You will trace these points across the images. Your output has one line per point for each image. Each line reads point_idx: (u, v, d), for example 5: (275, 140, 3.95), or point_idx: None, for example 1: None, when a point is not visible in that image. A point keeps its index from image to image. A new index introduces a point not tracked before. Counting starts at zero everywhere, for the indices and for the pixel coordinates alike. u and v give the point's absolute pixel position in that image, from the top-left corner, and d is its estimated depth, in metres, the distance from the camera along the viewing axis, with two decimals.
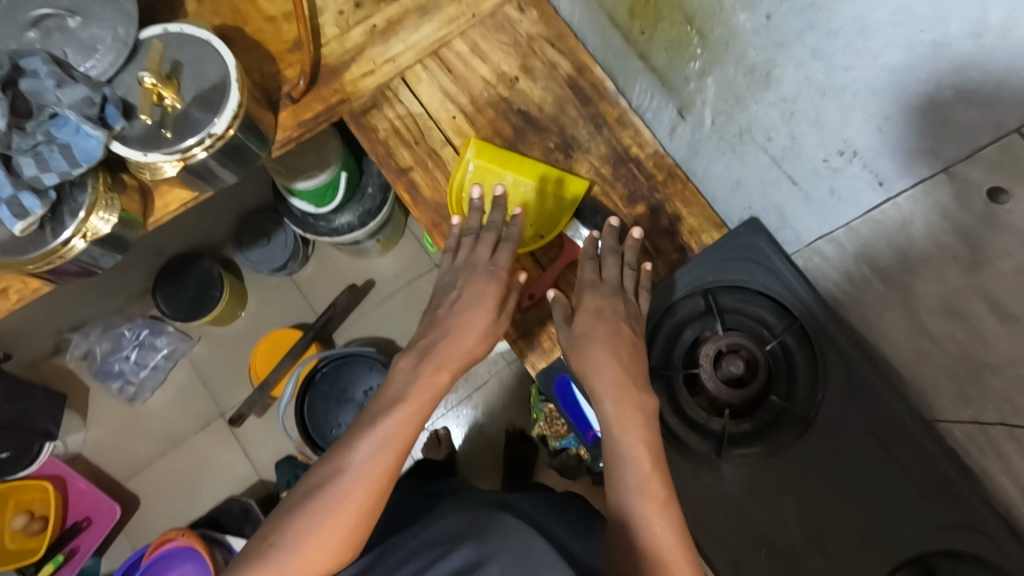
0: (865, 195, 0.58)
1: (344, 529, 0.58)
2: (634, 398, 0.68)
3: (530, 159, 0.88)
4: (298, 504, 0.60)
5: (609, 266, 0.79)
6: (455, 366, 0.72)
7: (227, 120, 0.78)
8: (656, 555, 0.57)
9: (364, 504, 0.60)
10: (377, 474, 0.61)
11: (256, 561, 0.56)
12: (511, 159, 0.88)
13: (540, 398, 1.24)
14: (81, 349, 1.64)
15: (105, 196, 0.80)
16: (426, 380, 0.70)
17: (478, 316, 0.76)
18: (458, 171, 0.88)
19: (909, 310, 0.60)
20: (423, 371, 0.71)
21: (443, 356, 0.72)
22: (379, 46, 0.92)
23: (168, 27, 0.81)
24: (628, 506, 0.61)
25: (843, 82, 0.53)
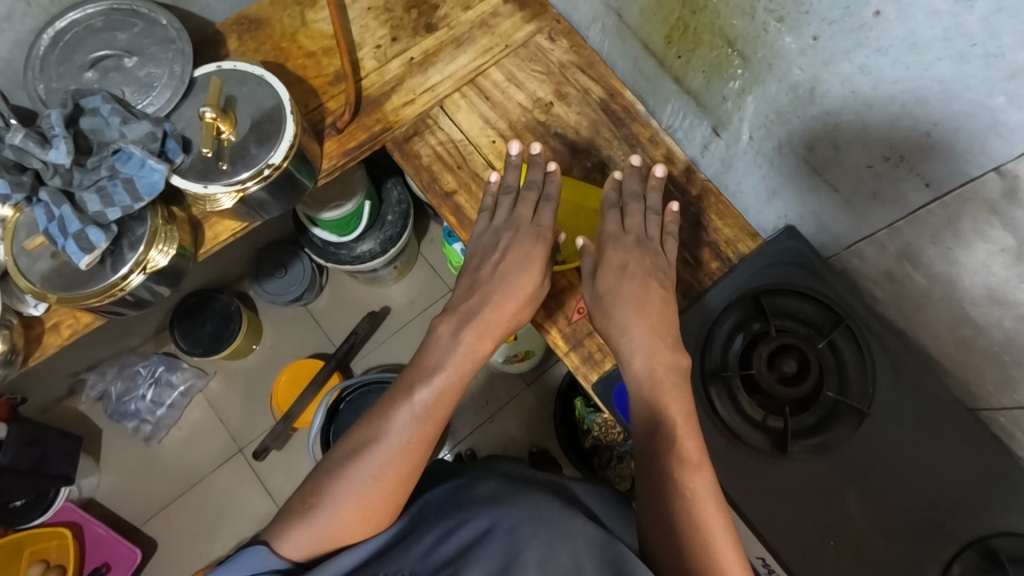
0: (911, 197, 0.63)
1: (381, 490, 0.66)
2: (666, 357, 0.72)
3: (568, 178, 0.92)
4: (342, 463, 0.68)
5: (636, 212, 0.83)
6: (496, 333, 0.78)
7: (283, 151, 0.81)
8: (688, 515, 0.62)
9: (397, 470, 0.67)
10: (408, 445, 0.69)
11: (301, 519, 0.64)
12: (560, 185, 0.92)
13: (590, 409, 1.25)
14: (96, 390, 1.62)
15: (164, 228, 0.81)
16: (468, 346, 0.76)
17: (524, 278, 0.80)
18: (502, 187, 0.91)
19: (952, 303, 0.67)
20: (466, 336, 0.77)
21: (484, 321, 0.78)
22: (418, 77, 0.96)
23: (223, 65, 0.84)
24: (666, 470, 0.65)
25: (891, 93, 0.58)
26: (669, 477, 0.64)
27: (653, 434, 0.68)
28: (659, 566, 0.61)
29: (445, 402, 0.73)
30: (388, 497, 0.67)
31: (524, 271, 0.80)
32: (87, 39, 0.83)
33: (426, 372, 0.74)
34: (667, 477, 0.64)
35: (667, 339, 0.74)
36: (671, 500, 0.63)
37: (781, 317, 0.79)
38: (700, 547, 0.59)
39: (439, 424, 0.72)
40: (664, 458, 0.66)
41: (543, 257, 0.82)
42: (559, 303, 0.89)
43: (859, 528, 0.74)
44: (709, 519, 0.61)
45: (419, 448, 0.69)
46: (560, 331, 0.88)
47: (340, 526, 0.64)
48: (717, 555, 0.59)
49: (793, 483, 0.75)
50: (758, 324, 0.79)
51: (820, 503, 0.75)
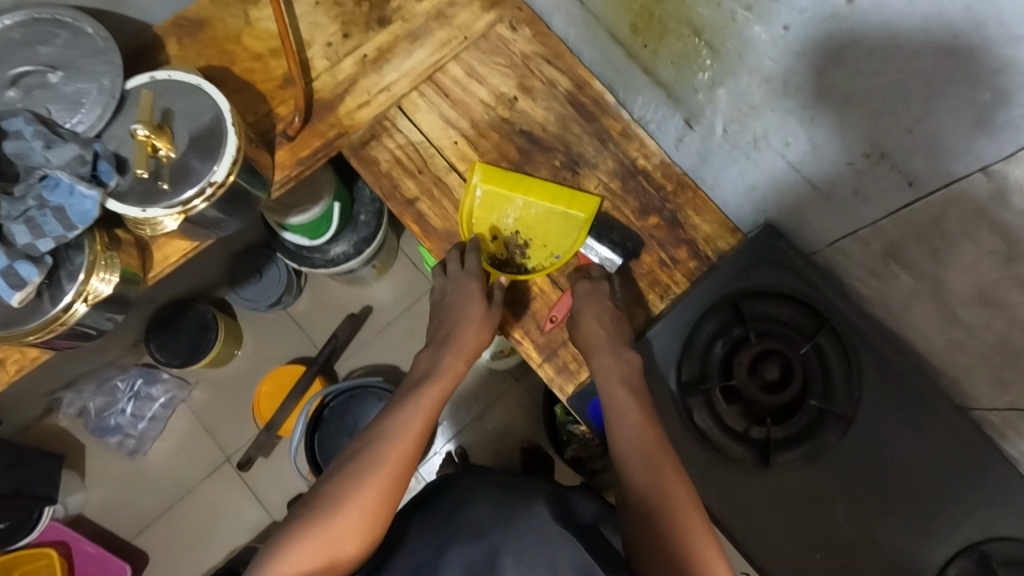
0: (893, 195, 0.58)
1: (384, 481, 0.65)
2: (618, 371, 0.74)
3: (539, 179, 0.87)
4: (340, 469, 0.66)
5: None
6: (471, 352, 0.82)
7: (226, 167, 0.75)
8: (651, 493, 0.64)
9: (393, 480, 0.66)
10: (403, 455, 0.68)
11: (303, 525, 0.60)
12: (521, 181, 0.87)
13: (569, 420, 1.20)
14: (75, 407, 1.58)
15: (104, 254, 0.76)
16: (448, 360, 0.80)
17: (473, 305, 0.82)
18: (466, 198, 0.87)
19: (940, 301, 0.63)
20: (444, 358, 0.80)
21: (457, 343, 0.81)
22: (372, 76, 0.90)
23: (155, 75, 0.78)
24: (630, 460, 0.68)
25: (868, 88, 0.52)
26: (658, 496, 0.64)
27: (639, 450, 0.68)
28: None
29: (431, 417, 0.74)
30: (387, 508, 0.64)
31: (470, 304, 0.82)
32: (7, 54, 0.77)
33: (409, 395, 0.76)
34: (656, 490, 0.64)
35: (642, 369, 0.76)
36: (635, 482, 0.66)
37: (762, 321, 0.75)
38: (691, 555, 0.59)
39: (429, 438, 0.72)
40: (652, 475, 0.66)
41: (489, 296, 0.84)
42: (530, 312, 0.85)
43: (848, 538, 0.71)
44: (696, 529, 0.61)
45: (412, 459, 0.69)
46: (534, 341, 0.84)
47: (339, 542, 0.60)
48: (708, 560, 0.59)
49: (778, 493, 0.72)
50: (739, 330, 0.75)
51: (808, 512, 0.72)
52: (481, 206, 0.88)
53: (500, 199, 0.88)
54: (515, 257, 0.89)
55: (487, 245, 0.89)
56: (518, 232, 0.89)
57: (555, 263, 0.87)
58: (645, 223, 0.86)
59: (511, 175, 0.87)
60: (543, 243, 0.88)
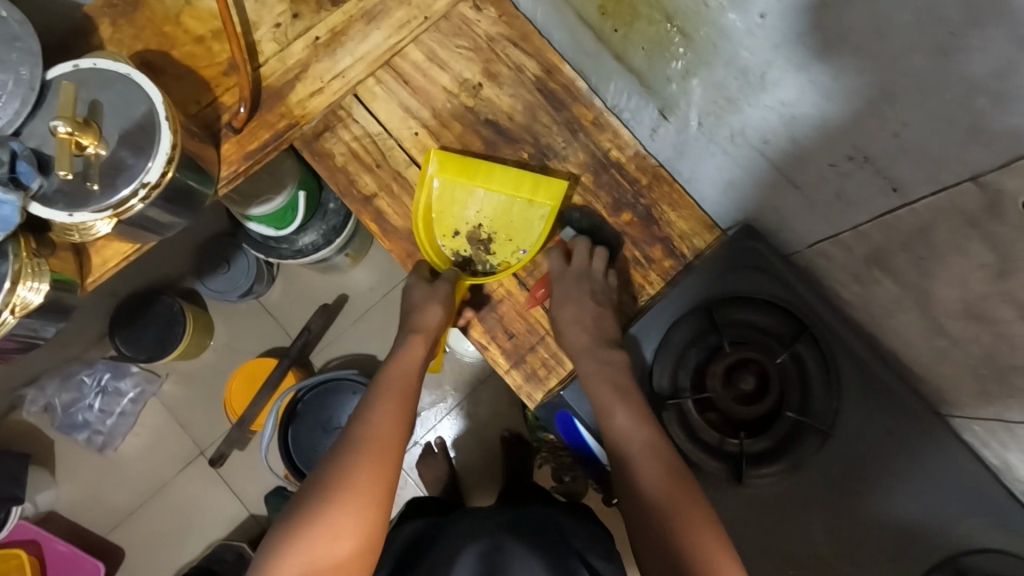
0: (877, 201, 0.54)
1: (372, 471, 0.62)
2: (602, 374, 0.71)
3: (496, 164, 0.81)
4: (322, 470, 0.63)
5: None
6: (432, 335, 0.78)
7: (161, 164, 0.69)
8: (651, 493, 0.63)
9: (382, 471, 0.63)
10: (384, 446, 0.65)
11: (294, 534, 0.57)
12: (477, 167, 0.81)
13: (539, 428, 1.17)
14: (39, 404, 1.52)
15: (30, 261, 0.69)
16: (410, 346, 0.77)
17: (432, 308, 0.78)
18: (423, 191, 0.81)
19: (925, 311, 0.59)
20: (409, 345, 0.77)
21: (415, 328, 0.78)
22: (325, 61, 0.83)
23: (79, 64, 0.71)
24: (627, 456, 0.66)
25: (852, 84, 0.48)
26: (657, 499, 0.62)
27: (638, 449, 0.66)
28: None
29: (405, 402, 0.72)
30: (380, 501, 0.61)
31: (431, 306, 0.78)
32: None
33: (378, 385, 0.73)
34: (645, 486, 0.63)
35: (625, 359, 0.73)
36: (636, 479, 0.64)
37: (739, 328, 0.72)
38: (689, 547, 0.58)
39: (407, 426, 0.70)
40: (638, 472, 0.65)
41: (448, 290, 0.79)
42: (495, 315, 0.81)
43: (825, 552, 0.68)
44: (697, 526, 0.59)
45: (395, 448, 0.66)
46: (501, 347, 0.80)
47: (337, 544, 0.57)
48: (702, 548, 0.57)
49: (754, 505, 0.70)
50: (715, 339, 0.71)
51: (783, 524, 0.69)
52: (438, 198, 0.83)
53: (459, 189, 0.82)
54: (478, 253, 0.85)
55: (450, 241, 0.85)
56: (482, 225, 0.84)
57: (522, 259, 0.83)
58: (618, 220, 0.81)
59: (469, 162, 0.81)
60: (507, 235, 0.84)
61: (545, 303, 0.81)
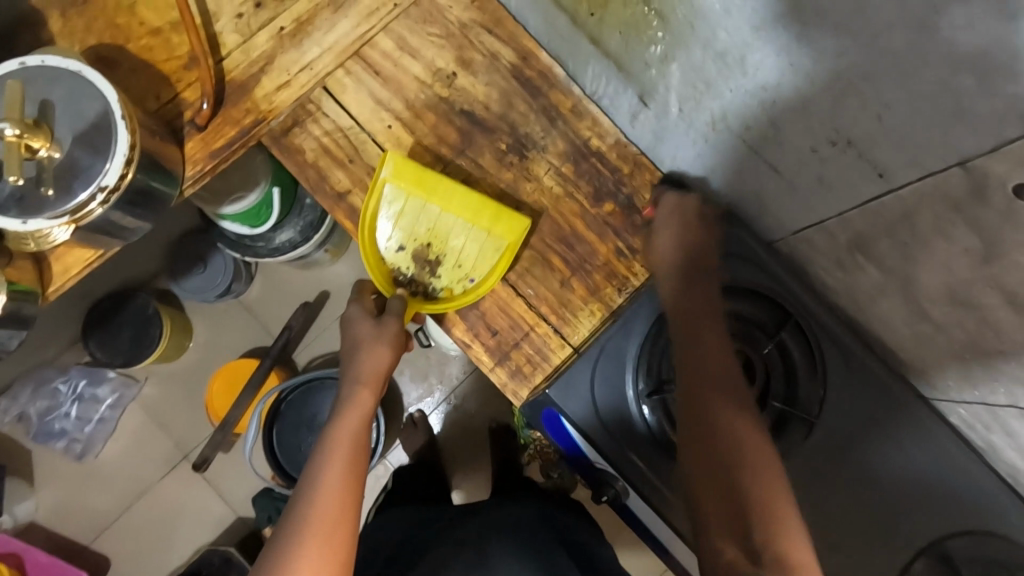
0: (861, 186, 0.53)
1: (327, 532, 0.62)
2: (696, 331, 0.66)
3: (453, 184, 0.78)
4: (277, 538, 0.63)
5: None
6: (376, 379, 0.78)
7: (120, 165, 0.66)
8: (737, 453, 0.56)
9: (334, 548, 0.62)
10: (333, 519, 0.63)
11: None
12: (435, 184, 0.79)
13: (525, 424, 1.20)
14: (13, 413, 1.48)
15: None
16: (352, 395, 0.77)
17: (378, 350, 0.78)
18: (373, 199, 0.79)
19: (908, 296, 0.58)
20: (355, 392, 0.77)
21: (359, 372, 0.78)
22: (290, 52, 0.79)
23: (26, 61, 0.67)
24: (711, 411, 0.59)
25: (834, 68, 0.46)
26: (735, 461, 0.55)
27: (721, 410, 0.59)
28: (707, 510, 0.54)
29: (354, 457, 0.70)
30: (341, 559, 0.62)
31: (378, 344, 0.78)
32: None
33: (324, 444, 0.72)
34: (718, 422, 0.58)
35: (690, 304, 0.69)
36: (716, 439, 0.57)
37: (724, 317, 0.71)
38: (753, 487, 0.53)
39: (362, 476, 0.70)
40: (708, 407, 0.59)
41: (397, 323, 0.80)
42: (477, 312, 0.79)
43: (815, 542, 0.68)
44: (775, 496, 0.52)
45: (347, 517, 0.64)
46: (484, 344, 0.78)
47: None
48: (765, 497, 0.52)
49: None
50: None
51: None
52: (389, 206, 0.80)
53: (409, 201, 0.79)
54: (424, 274, 0.82)
55: (393, 258, 0.82)
56: (431, 245, 0.81)
57: (467, 289, 0.80)
58: (600, 210, 0.80)
59: (426, 174, 0.78)
60: (456, 259, 0.81)
61: (528, 297, 0.79)
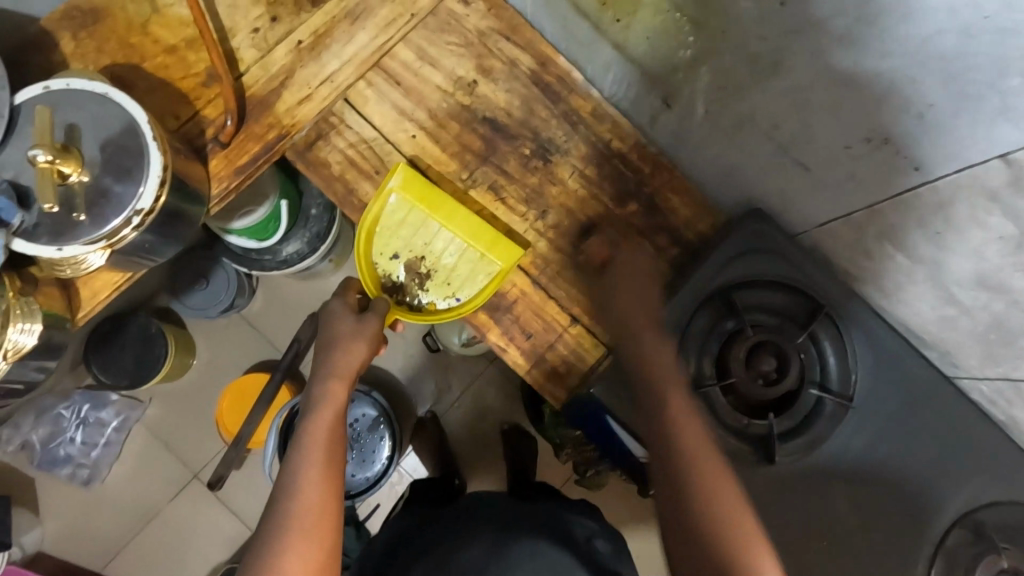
0: (896, 179, 0.55)
1: (311, 529, 0.62)
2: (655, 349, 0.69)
3: (457, 204, 0.81)
4: (262, 539, 0.62)
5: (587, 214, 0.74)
6: (349, 374, 0.76)
7: (154, 188, 0.65)
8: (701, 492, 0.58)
9: (316, 552, 0.61)
10: (314, 522, 0.62)
11: None
12: (440, 202, 0.81)
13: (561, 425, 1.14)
14: (15, 442, 1.42)
15: (19, 300, 0.65)
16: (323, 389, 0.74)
17: (354, 348, 0.77)
18: (377, 204, 0.80)
19: (936, 282, 0.61)
20: (327, 386, 0.74)
21: (333, 367, 0.76)
22: (310, 66, 0.79)
23: (50, 84, 0.66)
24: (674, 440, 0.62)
25: (876, 70, 0.48)
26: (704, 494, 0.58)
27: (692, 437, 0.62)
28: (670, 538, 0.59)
29: (332, 453, 0.69)
30: (327, 555, 0.62)
31: (355, 341, 0.78)
32: None
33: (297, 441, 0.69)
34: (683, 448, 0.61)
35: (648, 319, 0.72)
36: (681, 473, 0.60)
37: (753, 312, 0.73)
38: (703, 500, 0.58)
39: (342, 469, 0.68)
40: (670, 422, 0.63)
41: (377, 321, 0.80)
42: (511, 316, 0.80)
43: (850, 521, 0.71)
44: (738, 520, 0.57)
45: (329, 518, 0.63)
46: (519, 348, 0.80)
47: None
48: (728, 523, 0.57)
49: (780, 481, 0.72)
50: (734, 325, 0.72)
51: (809, 497, 0.72)
52: (391, 214, 0.82)
53: (413, 213, 0.81)
54: (412, 285, 0.85)
55: (385, 264, 0.84)
56: (424, 258, 0.84)
57: (451, 306, 0.83)
58: (624, 211, 0.81)
59: (434, 192, 0.80)
60: (446, 274, 0.84)
61: (561, 300, 0.80)
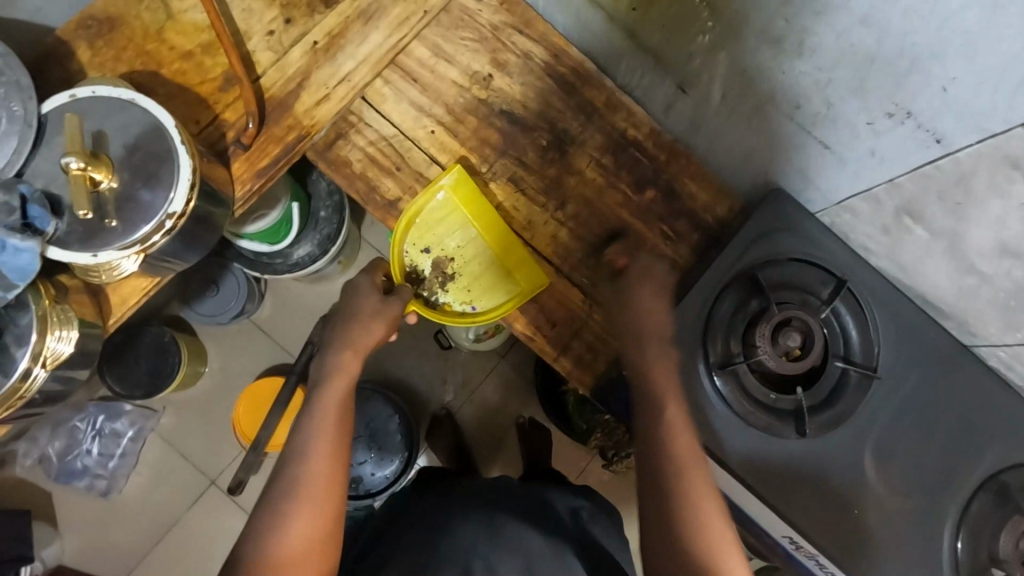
0: (916, 153, 0.57)
1: (317, 484, 0.63)
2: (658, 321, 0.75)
3: (500, 216, 0.83)
4: (269, 494, 0.63)
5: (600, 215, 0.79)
6: (362, 348, 0.77)
7: (183, 193, 0.66)
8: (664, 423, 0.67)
9: (321, 506, 0.62)
10: (322, 481, 0.63)
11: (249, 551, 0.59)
12: (483, 211, 0.83)
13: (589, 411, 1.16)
14: (33, 456, 1.41)
15: (55, 308, 0.67)
16: (336, 360, 0.75)
17: (368, 328, 0.79)
18: (425, 197, 0.82)
19: (955, 253, 0.63)
20: (339, 356, 0.76)
21: (348, 339, 0.77)
22: (327, 66, 0.80)
23: (76, 92, 0.67)
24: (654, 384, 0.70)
25: (898, 46, 0.50)
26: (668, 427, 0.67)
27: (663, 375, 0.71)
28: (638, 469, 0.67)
29: (343, 419, 0.70)
30: (333, 509, 0.63)
31: (372, 322, 0.79)
32: None
33: (309, 408, 0.70)
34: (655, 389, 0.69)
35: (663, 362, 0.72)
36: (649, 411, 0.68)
37: (779, 289, 0.74)
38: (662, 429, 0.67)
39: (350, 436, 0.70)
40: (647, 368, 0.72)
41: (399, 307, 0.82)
42: (535, 306, 0.82)
43: (880, 491, 0.73)
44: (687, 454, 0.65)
45: (336, 479, 0.64)
46: (545, 336, 0.81)
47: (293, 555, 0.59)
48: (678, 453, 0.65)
49: (810, 456, 0.73)
50: (760, 302, 0.73)
51: (840, 470, 0.73)
52: (434, 210, 0.84)
53: (455, 215, 0.84)
54: (435, 282, 0.87)
55: (414, 256, 0.86)
56: (453, 259, 0.87)
57: (466, 313, 0.87)
58: (642, 198, 0.82)
59: (481, 200, 0.82)
60: (468, 280, 0.87)
61: (585, 288, 0.82)
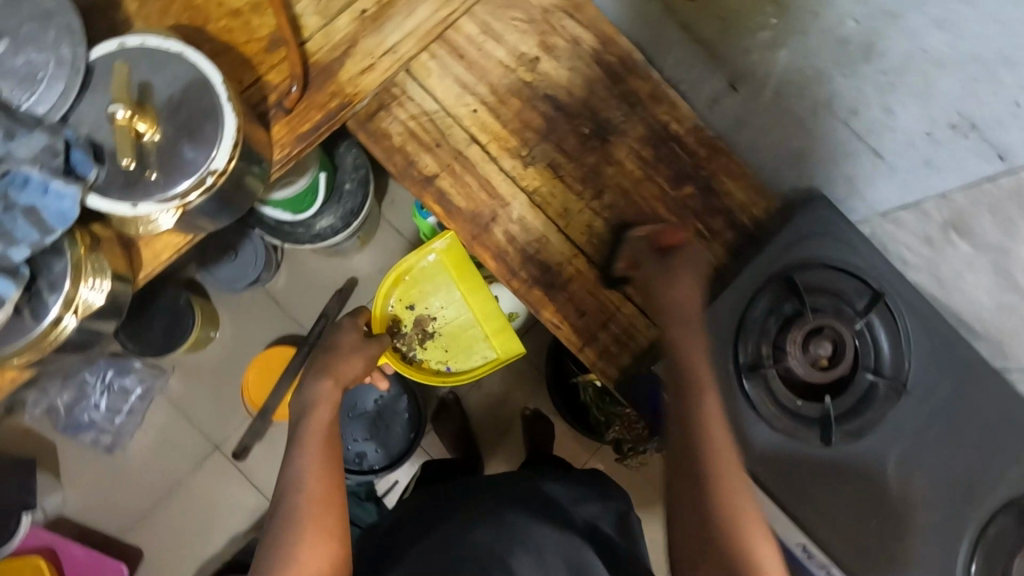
0: (975, 167, 0.56)
1: (318, 507, 0.63)
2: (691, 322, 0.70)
3: (481, 282, 1.00)
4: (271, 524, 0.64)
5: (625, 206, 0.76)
6: (341, 373, 0.78)
7: (227, 151, 0.65)
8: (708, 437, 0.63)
9: (324, 525, 0.62)
10: (320, 501, 0.64)
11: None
12: (467, 275, 1.00)
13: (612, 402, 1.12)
14: (42, 406, 1.41)
15: (89, 258, 0.67)
16: (317, 386, 0.75)
17: (348, 358, 0.80)
18: (418, 257, 0.99)
19: (999, 271, 0.62)
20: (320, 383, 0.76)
21: (327, 365, 0.78)
22: (372, 37, 0.78)
23: (125, 41, 0.66)
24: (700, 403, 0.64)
25: (973, 53, 0.49)
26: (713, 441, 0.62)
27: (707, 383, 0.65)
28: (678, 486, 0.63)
29: (331, 439, 0.70)
30: (336, 523, 0.63)
31: (354, 356, 0.81)
32: None
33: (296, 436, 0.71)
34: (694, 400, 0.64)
35: (710, 371, 0.67)
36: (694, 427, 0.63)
37: (813, 295, 0.74)
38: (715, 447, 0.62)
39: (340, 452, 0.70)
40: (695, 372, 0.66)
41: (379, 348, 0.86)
42: (565, 294, 0.82)
43: (898, 506, 0.72)
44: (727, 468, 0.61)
45: (334, 495, 0.65)
46: (573, 326, 0.81)
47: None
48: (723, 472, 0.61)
49: (829, 465, 0.73)
50: (794, 307, 0.73)
51: (860, 480, 0.73)
52: (423, 271, 1.01)
53: (442, 277, 1.01)
54: (415, 338, 1.02)
55: (399, 312, 1.02)
56: (434, 319, 1.02)
57: (440, 370, 1.02)
58: (679, 193, 0.82)
59: (466, 264, 0.99)
60: (445, 339, 1.02)
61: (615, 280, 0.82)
